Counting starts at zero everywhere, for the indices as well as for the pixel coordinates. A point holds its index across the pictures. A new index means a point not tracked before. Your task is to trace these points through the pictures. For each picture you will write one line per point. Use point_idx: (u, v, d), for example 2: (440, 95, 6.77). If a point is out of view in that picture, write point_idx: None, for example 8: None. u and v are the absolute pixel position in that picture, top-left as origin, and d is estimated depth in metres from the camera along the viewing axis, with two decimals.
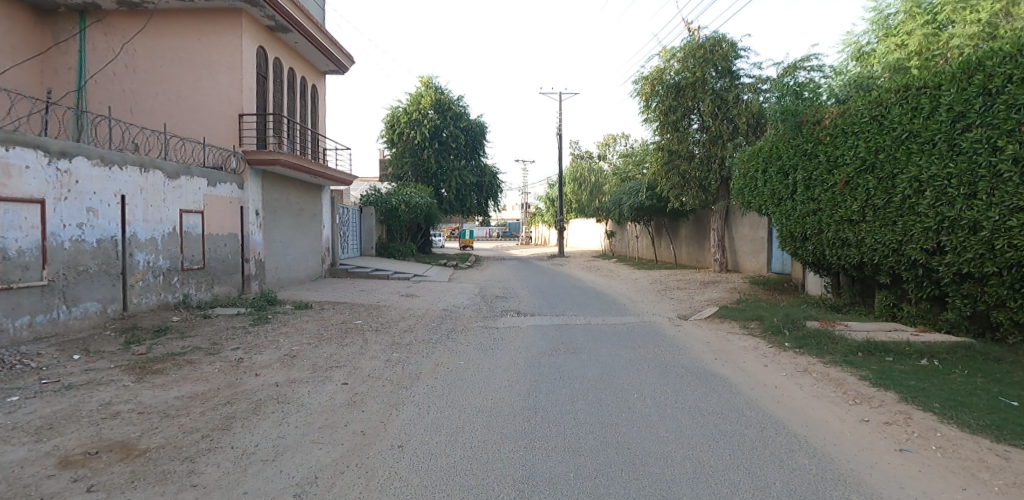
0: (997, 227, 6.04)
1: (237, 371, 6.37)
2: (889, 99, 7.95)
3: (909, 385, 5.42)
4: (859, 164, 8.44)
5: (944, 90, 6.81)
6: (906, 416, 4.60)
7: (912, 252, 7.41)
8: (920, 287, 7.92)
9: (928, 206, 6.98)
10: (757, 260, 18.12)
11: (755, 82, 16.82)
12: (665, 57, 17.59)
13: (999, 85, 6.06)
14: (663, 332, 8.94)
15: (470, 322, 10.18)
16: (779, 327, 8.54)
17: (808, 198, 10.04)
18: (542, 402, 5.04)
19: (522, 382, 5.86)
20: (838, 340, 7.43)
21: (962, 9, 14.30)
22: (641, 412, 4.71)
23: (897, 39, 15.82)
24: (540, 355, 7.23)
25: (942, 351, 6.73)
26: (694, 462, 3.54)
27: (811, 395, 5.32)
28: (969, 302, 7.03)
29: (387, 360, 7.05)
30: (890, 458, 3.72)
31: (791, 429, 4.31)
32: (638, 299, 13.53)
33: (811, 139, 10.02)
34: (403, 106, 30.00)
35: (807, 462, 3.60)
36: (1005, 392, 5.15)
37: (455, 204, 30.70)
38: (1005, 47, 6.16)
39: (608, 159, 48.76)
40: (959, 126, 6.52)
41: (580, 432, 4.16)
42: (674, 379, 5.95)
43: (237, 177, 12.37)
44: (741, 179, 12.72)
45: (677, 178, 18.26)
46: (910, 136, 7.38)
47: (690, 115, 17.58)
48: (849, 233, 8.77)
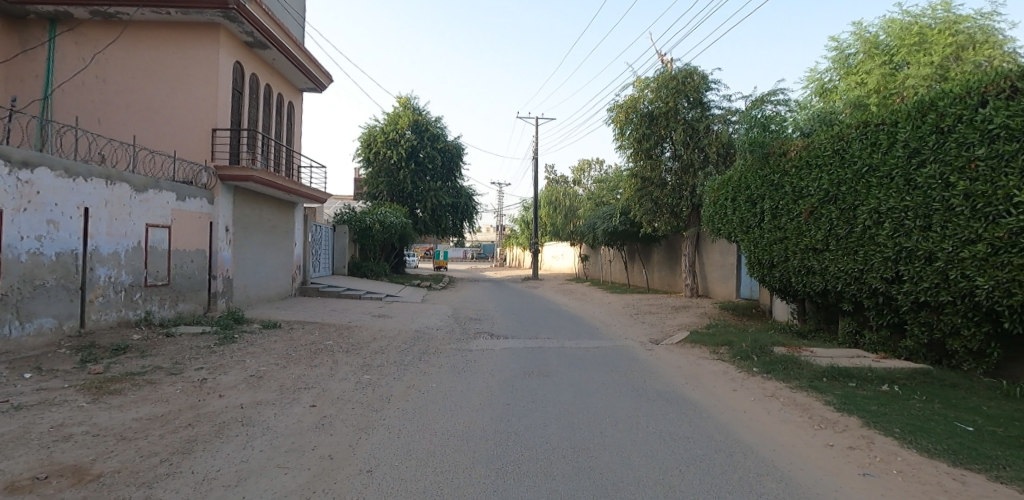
0: (951, 258, 6.33)
1: (201, 391, 6.17)
2: (850, 134, 8.34)
3: (871, 410, 5.59)
4: (823, 195, 8.77)
5: (900, 126, 7.19)
6: (868, 440, 4.73)
7: (873, 280, 7.71)
8: (881, 314, 8.23)
9: (887, 236, 7.30)
10: (727, 285, 18.51)
11: (725, 113, 17.38)
12: (639, 86, 18.02)
13: (950, 124, 6.39)
14: (634, 356, 9.00)
15: (443, 344, 10.09)
16: (747, 352, 8.70)
17: (775, 227, 10.33)
18: (514, 426, 4.99)
19: (494, 405, 5.81)
20: (803, 365, 7.62)
21: (916, 52, 15.65)
22: (613, 437, 4.68)
23: (857, 77, 16.54)
24: (512, 379, 7.17)
25: (902, 377, 6.94)
26: (667, 487, 3.55)
27: (778, 419, 5.43)
28: (926, 330, 7.33)
29: (358, 381, 6.93)
30: (855, 482, 3.81)
31: (759, 453, 4.36)
32: (611, 322, 13.67)
33: (777, 170, 10.37)
34: (380, 126, 29.95)
35: (775, 487, 3.64)
36: (960, 417, 5.35)
37: (430, 224, 30.71)
38: (955, 89, 6.51)
39: (582, 185, 49.31)
40: (914, 162, 6.88)
41: (552, 458, 4.10)
42: (646, 403, 5.97)
43: (208, 192, 12.12)
44: (712, 206, 13.06)
45: (650, 204, 18.64)
46: (869, 170, 7.74)
47: (663, 143, 18.04)
48: (814, 261, 9.07)
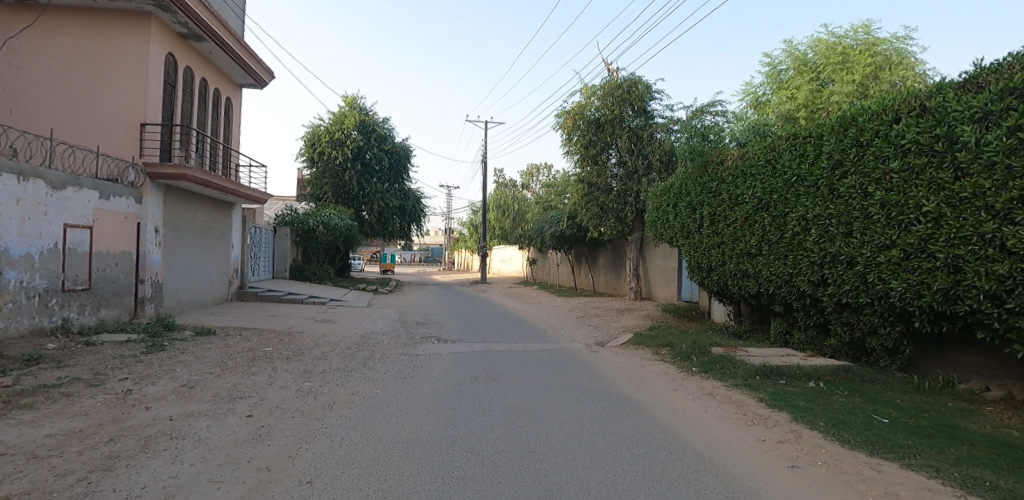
0: (869, 263, 6.81)
1: (125, 404, 5.78)
2: (781, 146, 8.84)
3: (798, 405, 5.93)
4: (757, 203, 9.24)
5: (825, 140, 7.69)
6: (796, 434, 5.01)
7: (801, 284, 8.19)
8: (808, 315, 8.75)
9: (813, 241, 7.78)
10: (668, 288, 19.15)
11: (667, 122, 17.99)
12: (586, 94, 18.40)
13: (868, 138, 6.90)
14: (580, 358, 9.16)
15: (389, 349, 9.90)
16: (687, 353, 9.02)
17: (713, 232, 10.79)
18: (460, 431, 4.96)
19: (440, 410, 5.75)
20: (738, 364, 7.98)
21: (840, 70, 16.80)
22: (558, 439, 4.74)
23: (788, 92, 17.55)
24: (459, 383, 7.13)
25: (826, 374, 7.40)
26: (610, 486, 3.63)
27: (715, 417, 5.66)
28: (848, 329, 7.85)
29: (298, 389, 6.69)
30: (783, 474, 4.03)
31: (696, 450, 4.54)
32: (558, 325, 13.85)
33: (714, 178, 10.83)
34: (325, 125, 29.12)
35: (711, 482, 3.80)
36: (877, 410, 5.76)
37: (377, 227, 30.05)
38: (872, 106, 7.03)
39: (531, 189, 49.75)
40: (838, 174, 7.37)
41: (497, 461, 4.10)
42: (591, 404, 6.08)
43: (136, 191, 11.39)
44: (655, 212, 13.48)
45: (596, 209, 19.06)
46: (797, 180, 8.23)
47: (608, 150, 18.49)
48: (748, 265, 9.54)
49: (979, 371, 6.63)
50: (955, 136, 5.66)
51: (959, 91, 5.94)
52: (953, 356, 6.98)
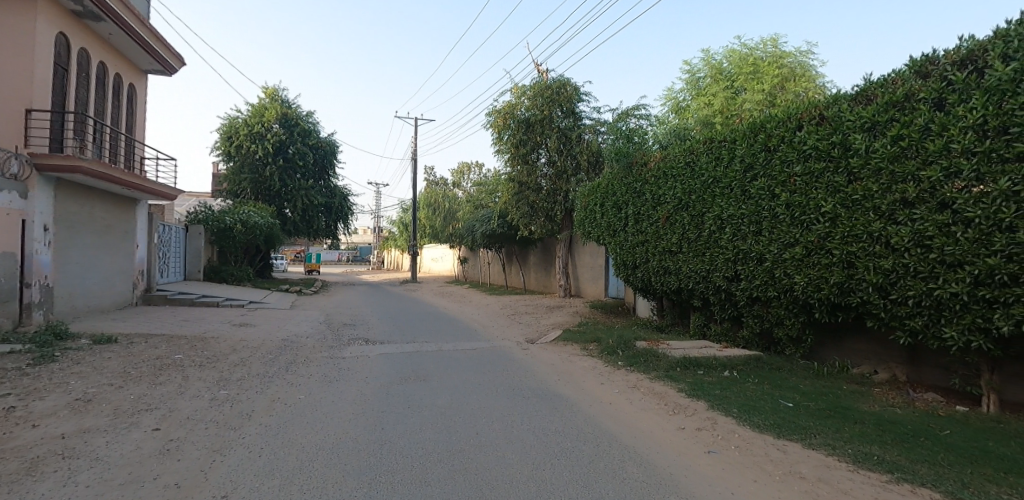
0: (776, 259, 7.34)
1: (7, 422, 5.18)
2: (698, 149, 9.32)
3: (714, 394, 6.30)
4: (677, 203, 9.70)
5: (738, 144, 8.20)
6: (712, 421, 5.32)
7: (717, 279, 8.70)
8: (723, 309, 9.29)
9: (728, 240, 8.28)
10: (596, 286, 19.71)
11: (594, 124, 18.46)
12: (516, 94, 18.57)
13: (775, 143, 7.43)
14: (511, 356, 9.23)
15: (313, 353, 9.50)
16: (613, 347, 9.33)
17: (637, 231, 11.22)
18: (389, 434, 4.86)
19: (368, 413, 5.60)
20: (661, 357, 8.35)
21: (751, 79, 17.96)
22: (488, 437, 4.76)
23: (705, 99, 18.55)
24: (388, 385, 6.98)
25: (740, 363, 7.90)
26: (539, 481, 3.68)
27: (639, 408, 5.89)
28: (758, 321, 8.42)
29: (213, 398, 6.28)
30: (701, 459, 4.27)
31: (621, 441, 4.71)
32: (489, 323, 13.88)
33: (638, 178, 11.26)
34: (243, 117, 27.47)
35: (635, 471, 3.96)
36: (783, 395, 6.23)
37: (300, 225, 28.79)
38: (778, 114, 7.57)
39: (462, 188, 49.53)
40: (750, 176, 7.88)
41: (427, 463, 4.05)
42: (521, 401, 6.14)
43: (20, 184, 10.23)
44: (583, 211, 13.81)
45: (526, 208, 19.29)
46: (714, 182, 8.72)
47: (538, 150, 18.75)
48: (669, 262, 10.00)
49: (868, 356, 7.33)
50: (848, 143, 6.21)
51: (852, 102, 6.49)
52: (848, 343, 7.66)
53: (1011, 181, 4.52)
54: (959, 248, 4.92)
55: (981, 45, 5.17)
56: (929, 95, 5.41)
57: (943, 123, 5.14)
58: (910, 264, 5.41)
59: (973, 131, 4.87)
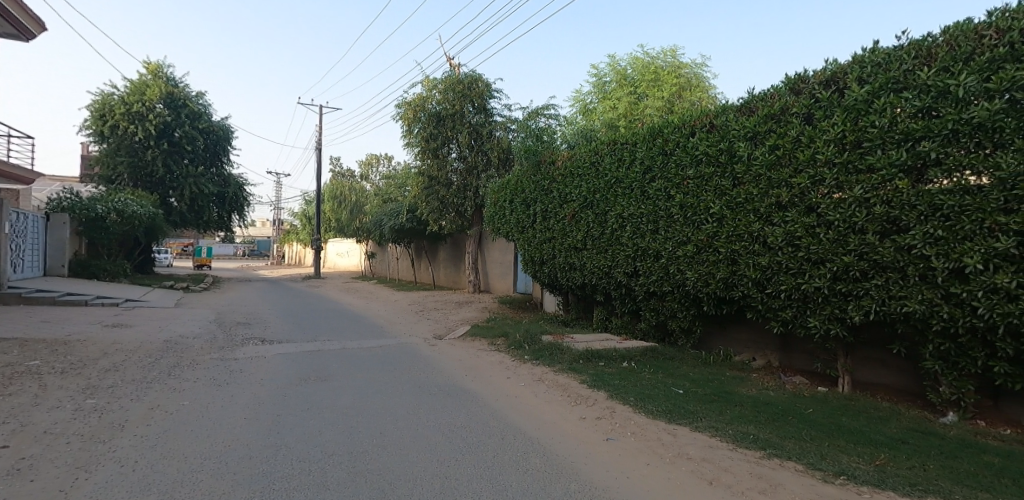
0: (671, 256, 7.84)
1: None
2: (603, 150, 9.72)
3: (614, 384, 6.62)
4: (583, 201, 10.05)
5: (639, 147, 8.66)
6: (611, 410, 5.59)
7: (618, 275, 9.13)
8: (624, 302, 9.78)
9: (629, 237, 8.73)
10: (505, 281, 19.96)
11: (505, 121, 18.57)
12: (427, 86, 18.31)
13: (671, 147, 7.93)
14: (418, 353, 9.09)
15: (201, 354, 8.77)
16: (520, 341, 9.50)
17: (544, 228, 11.49)
18: (286, 438, 4.60)
19: (262, 418, 5.27)
20: (565, 350, 8.63)
21: (652, 87, 19.01)
22: (393, 436, 4.66)
23: (611, 102, 19.37)
24: (286, 387, 6.61)
25: (637, 354, 8.37)
26: (444, 478, 3.67)
27: (543, 400, 6.06)
28: (654, 314, 8.96)
29: (78, 408, 5.60)
30: (600, 447, 4.47)
31: (526, 433, 4.81)
32: (397, 319, 13.60)
33: (546, 176, 11.52)
34: (119, 94, 24.63)
35: (538, 462, 4.06)
36: (675, 383, 6.69)
37: (188, 216, 26.40)
38: (675, 120, 8.07)
39: (370, 180, 48.04)
40: (648, 178, 8.35)
41: (327, 466, 3.89)
42: (427, 398, 6.08)
43: None
44: (493, 207, 13.89)
45: (436, 203, 19.10)
46: (616, 182, 9.14)
47: (449, 144, 18.61)
48: (575, 258, 10.35)
49: (748, 345, 8.06)
50: (734, 151, 6.77)
51: (738, 113, 7.07)
52: (732, 334, 8.37)
53: (864, 190, 5.17)
54: (823, 247, 5.55)
55: (842, 67, 5.83)
56: (800, 110, 6.03)
57: (811, 136, 5.76)
58: (783, 261, 6.01)
59: (835, 144, 5.50)
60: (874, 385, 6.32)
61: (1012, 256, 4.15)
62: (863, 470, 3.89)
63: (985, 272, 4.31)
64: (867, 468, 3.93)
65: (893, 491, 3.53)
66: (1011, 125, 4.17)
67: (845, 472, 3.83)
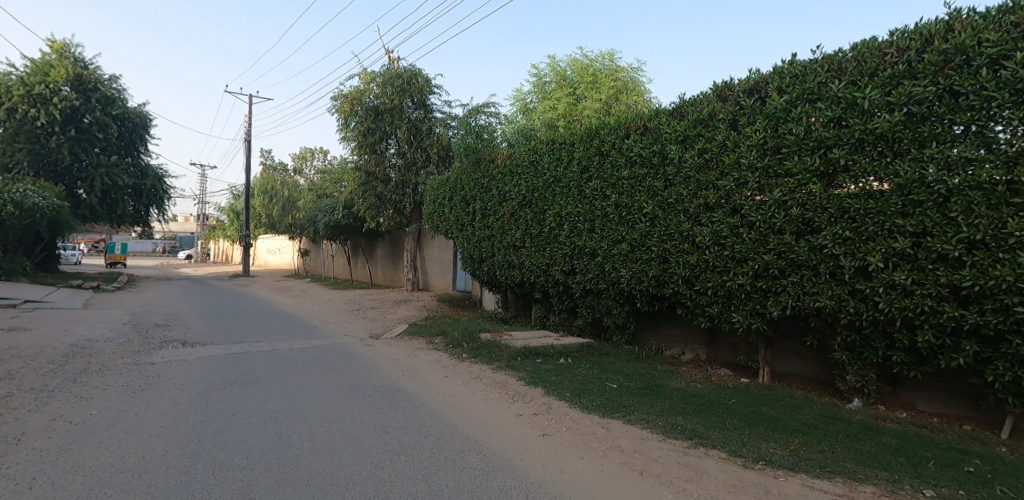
0: (606, 254, 8.05)
1: None
2: (541, 150, 9.83)
3: (550, 380, 6.72)
4: (521, 200, 10.13)
5: (576, 147, 8.83)
6: (547, 406, 5.67)
7: (556, 273, 9.28)
8: (561, 300, 9.94)
9: (566, 235, 8.88)
10: (444, 279, 19.81)
11: (445, 118, 18.37)
12: (365, 79, 17.86)
13: (608, 148, 8.13)
14: (353, 353, 8.85)
15: (113, 359, 8.12)
16: (458, 340, 9.45)
17: (484, 225, 11.48)
18: (208, 446, 4.35)
19: (182, 425, 4.95)
20: (503, 347, 8.67)
21: (590, 89, 19.42)
22: (325, 439, 4.52)
23: (551, 102, 19.63)
24: (209, 391, 6.25)
25: (574, 351, 8.53)
26: (378, 480, 3.60)
27: (481, 398, 6.06)
28: (591, 311, 9.17)
29: None
30: (535, 443, 4.53)
31: (463, 432, 4.79)
32: (331, 319, 13.19)
33: (486, 174, 11.52)
34: (17, 74, 22.40)
35: (475, 460, 4.06)
36: (609, 378, 6.88)
37: (99, 209, 24.37)
38: (611, 122, 8.29)
39: (303, 174, 46.27)
40: (585, 178, 8.54)
41: (252, 474, 3.71)
42: (362, 399, 5.93)
43: None
44: (432, 204, 13.73)
45: (373, 199, 18.66)
46: (554, 181, 9.28)
47: (387, 140, 18.22)
48: (513, 256, 10.41)
49: (678, 339, 8.42)
50: (665, 153, 7.04)
51: (669, 117, 7.35)
52: (663, 329, 8.71)
53: (782, 193, 5.52)
54: (745, 246, 5.88)
55: (764, 77, 6.18)
56: (726, 116, 6.35)
57: (736, 141, 6.09)
58: (710, 260, 6.32)
59: (757, 149, 5.84)
60: (790, 375, 6.76)
61: (908, 255, 4.56)
62: (779, 455, 4.16)
63: (885, 269, 4.71)
64: (782, 453, 4.21)
65: (805, 474, 3.80)
66: (908, 136, 4.58)
67: (762, 458, 4.08)
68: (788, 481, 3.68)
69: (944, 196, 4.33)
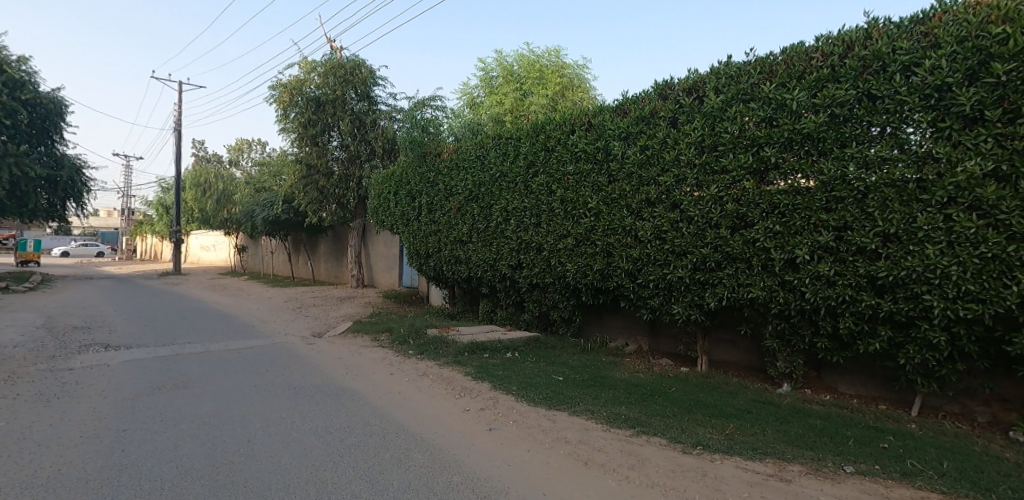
0: (552, 249, 8.13)
1: None
2: (488, 144, 9.80)
3: (497, 375, 6.73)
4: (468, 194, 10.08)
5: (522, 142, 8.86)
6: (494, 400, 5.68)
7: (503, 267, 9.30)
8: (508, 294, 9.97)
9: (513, 230, 8.92)
10: (390, 275, 19.45)
11: (390, 110, 17.98)
12: (305, 69, 17.22)
13: (553, 144, 8.20)
14: (294, 353, 8.55)
15: (24, 366, 7.48)
16: (404, 336, 9.30)
17: (430, 220, 11.34)
18: (133, 455, 4.09)
19: (104, 434, 4.62)
20: (450, 343, 8.60)
21: (537, 84, 19.54)
22: (263, 443, 4.34)
23: (498, 97, 19.60)
24: (135, 397, 5.87)
25: (521, 345, 8.59)
26: (319, 483, 3.49)
27: (428, 395, 5.99)
28: (538, 305, 9.25)
29: None
30: (482, 437, 4.53)
31: (409, 429, 4.73)
32: (270, 318, 12.67)
33: (432, 168, 11.38)
34: None
35: (420, 457, 4.01)
36: (555, 371, 6.96)
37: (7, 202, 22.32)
38: (556, 118, 8.37)
39: (240, 167, 44.19)
40: (531, 173, 8.59)
41: (183, 483, 3.52)
42: (303, 400, 5.74)
43: None
44: (376, 199, 13.43)
45: (315, 193, 18.05)
46: (500, 176, 9.28)
47: (330, 132, 17.66)
48: (460, 251, 10.35)
49: (622, 331, 8.64)
50: (609, 149, 7.19)
51: (612, 114, 7.50)
52: (607, 321, 8.90)
53: (718, 189, 5.75)
54: (685, 241, 6.09)
55: (702, 77, 6.39)
56: (666, 114, 6.55)
57: (675, 138, 6.28)
58: (651, 253, 6.50)
59: (695, 146, 6.05)
60: (726, 363, 7.07)
61: (831, 248, 4.86)
62: (715, 439, 4.35)
63: (811, 261, 5.01)
64: (718, 438, 4.40)
65: (739, 456, 3.99)
66: (832, 136, 4.87)
67: (700, 443, 4.25)
68: (723, 464, 3.84)
69: (863, 193, 4.64)
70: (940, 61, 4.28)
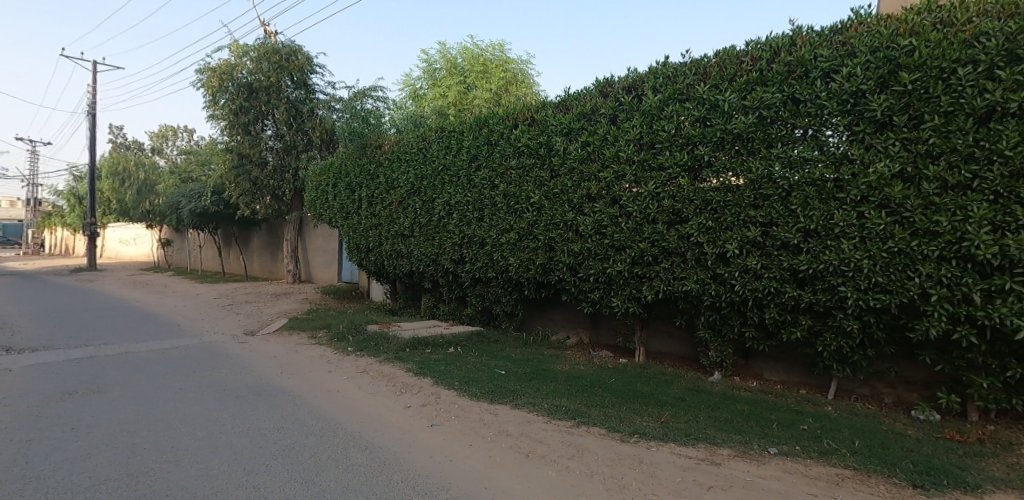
0: (495, 243, 8.13)
1: None
2: (430, 137, 9.65)
3: (439, 370, 6.67)
4: (410, 188, 9.90)
5: (465, 136, 8.77)
6: (435, 396, 5.63)
7: (445, 262, 9.21)
8: (451, 289, 9.89)
9: (455, 224, 8.84)
10: (329, 270, 18.86)
11: (329, 99, 17.36)
12: (237, 53, 16.32)
13: (497, 137, 8.18)
14: (224, 352, 8.12)
15: None
16: (343, 333, 9.05)
17: (371, 214, 11.06)
18: (39, 467, 3.76)
19: (4, 446, 4.22)
20: (391, 339, 8.44)
21: (480, 78, 19.44)
22: (189, 448, 4.10)
23: (441, 90, 19.36)
24: (43, 404, 5.40)
25: (463, 339, 8.55)
26: (251, 487, 3.34)
27: (367, 392, 5.86)
28: (481, 300, 9.24)
29: None
30: (423, 433, 4.48)
31: (347, 428, 4.61)
32: (197, 316, 11.98)
33: (372, 161, 11.09)
34: None
35: (360, 456, 3.92)
36: (498, 365, 6.99)
37: None
38: (499, 112, 8.34)
39: (164, 155, 41.40)
40: (474, 167, 8.54)
41: (98, 495, 3.27)
42: (234, 402, 5.47)
43: None
44: (314, 191, 12.95)
45: (248, 185, 17.19)
46: (443, 169, 9.17)
47: (263, 120, 16.85)
48: (402, 246, 10.16)
49: (563, 324, 8.77)
50: (551, 145, 7.26)
51: (555, 110, 7.56)
52: (549, 315, 9.02)
53: (655, 185, 5.93)
54: (624, 235, 6.25)
55: (641, 77, 6.55)
56: (607, 111, 6.67)
57: (615, 135, 6.42)
58: (592, 248, 6.63)
59: (634, 144, 6.21)
60: (662, 353, 7.33)
61: (758, 243, 5.13)
62: (651, 427, 4.51)
63: (740, 255, 5.27)
64: (654, 425, 4.56)
65: (673, 442, 4.16)
66: (760, 137, 5.13)
67: (637, 431, 4.39)
68: (659, 451, 3.99)
69: (787, 191, 4.93)
70: (855, 69, 4.59)
